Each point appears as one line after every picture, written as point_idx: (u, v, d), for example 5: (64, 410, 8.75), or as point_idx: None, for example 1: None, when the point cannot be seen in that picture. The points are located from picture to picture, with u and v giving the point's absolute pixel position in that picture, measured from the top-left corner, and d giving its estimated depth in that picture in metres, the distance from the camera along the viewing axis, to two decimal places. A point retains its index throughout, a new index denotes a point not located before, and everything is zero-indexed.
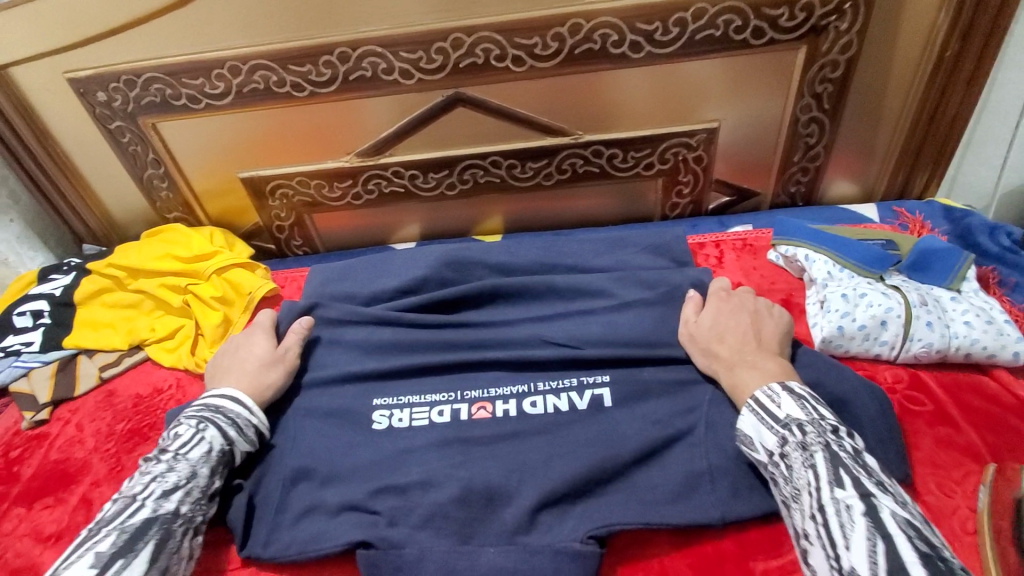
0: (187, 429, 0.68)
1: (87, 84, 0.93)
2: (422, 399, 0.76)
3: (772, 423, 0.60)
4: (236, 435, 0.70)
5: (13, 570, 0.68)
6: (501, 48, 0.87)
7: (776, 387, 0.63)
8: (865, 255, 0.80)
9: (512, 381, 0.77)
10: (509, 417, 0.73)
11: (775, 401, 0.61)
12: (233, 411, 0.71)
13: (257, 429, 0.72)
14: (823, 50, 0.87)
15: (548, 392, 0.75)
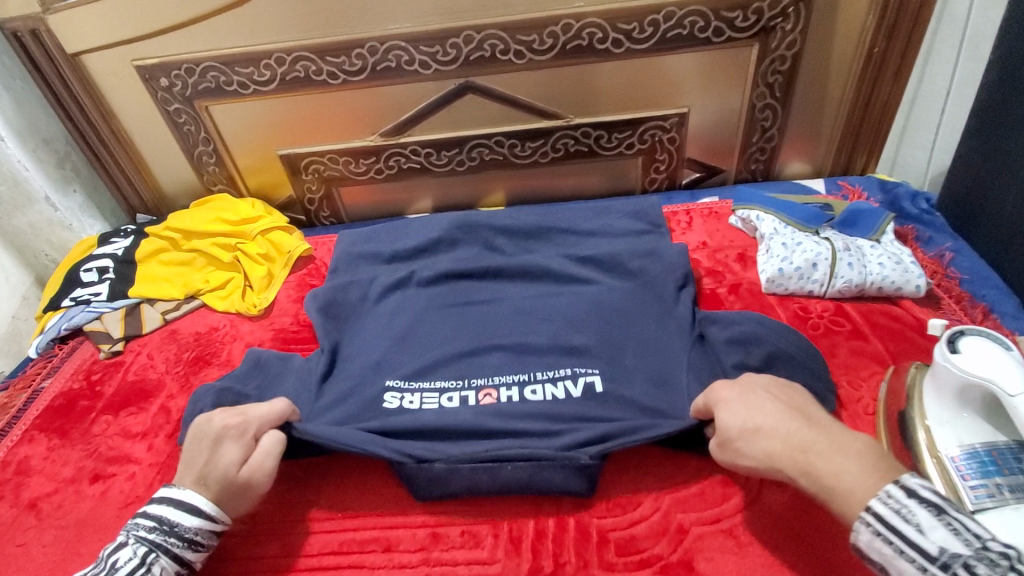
0: (130, 560, 0.63)
1: (152, 71, 1.09)
2: (433, 385, 0.82)
3: (920, 556, 0.50)
4: (191, 555, 0.66)
5: (108, 458, 0.83)
6: (505, 43, 1.04)
7: (901, 494, 0.52)
8: (804, 215, 0.98)
9: (514, 364, 0.83)
10: (513, 402, 0.77)
11: (918, 529, 0.51)
12: (185, 532, 0.66)
13: (211, 535, 0.68)
14: (773, 47, 1.05)
15: (546, 381, 0.79)
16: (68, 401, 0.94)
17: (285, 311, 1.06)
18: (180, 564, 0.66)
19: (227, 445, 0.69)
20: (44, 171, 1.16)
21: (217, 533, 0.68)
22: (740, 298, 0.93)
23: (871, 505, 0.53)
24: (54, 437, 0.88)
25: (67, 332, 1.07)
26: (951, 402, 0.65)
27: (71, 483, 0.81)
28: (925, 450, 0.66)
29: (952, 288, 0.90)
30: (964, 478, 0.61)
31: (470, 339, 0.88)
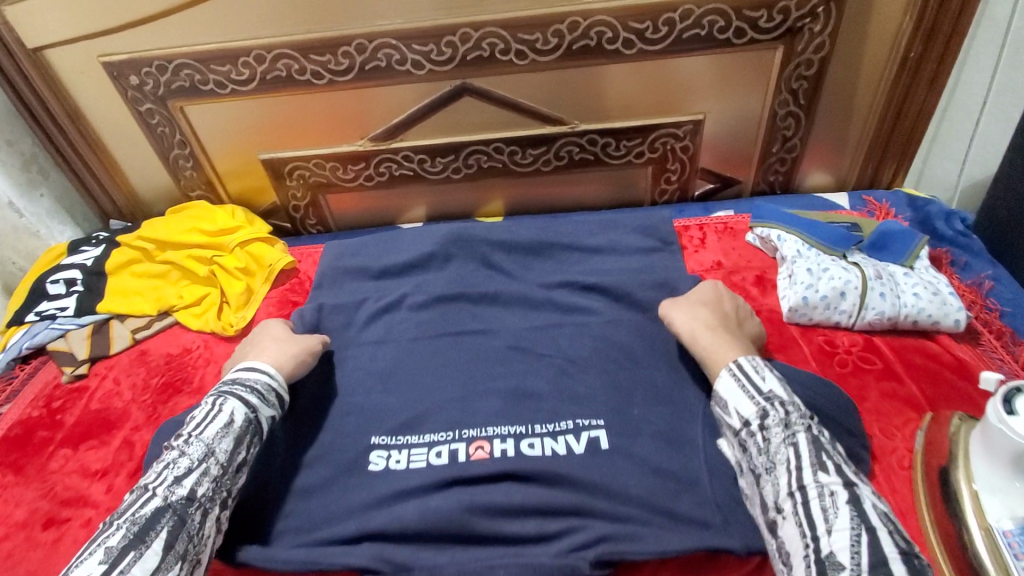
0: (203, 410, 0.69)
1: (121, 68, 1.00)
2: (421, 439, 0.75)
3: (756, 400, 0.63)
4: (255, 401, 0.72)
5: (64, 500, 0.76)
6: (505, 42, 0.95)
7: (759, 360, 0.68)
8: (831, 236, 0.89)
9: (512, 406, 0.77)
10: (507, 457, 0.72)
11: (761, 376, 0.65)
12: (250, 382, 0.74)
13: (276, 393, 0.75)
14: (799, 50, 0.96)
15: (546, 434, 0.74)
16: (26, 430, 0.87)
17: None
18: (249, 410, 0.71)
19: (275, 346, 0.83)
20: (7, 175, 1.07)
21: (277, 390, 0.76)
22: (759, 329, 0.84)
23: (736, 362, 0.68)
24: (7, 473, 0.81)
25: (29, 351, 0.99)
26: (1005, 469, 0.58)
27: (22, 529, 0.74)
28: (973, 519, 0.59)
29: (991, 322, 0.83)
30: (1018, 559, 0.55)
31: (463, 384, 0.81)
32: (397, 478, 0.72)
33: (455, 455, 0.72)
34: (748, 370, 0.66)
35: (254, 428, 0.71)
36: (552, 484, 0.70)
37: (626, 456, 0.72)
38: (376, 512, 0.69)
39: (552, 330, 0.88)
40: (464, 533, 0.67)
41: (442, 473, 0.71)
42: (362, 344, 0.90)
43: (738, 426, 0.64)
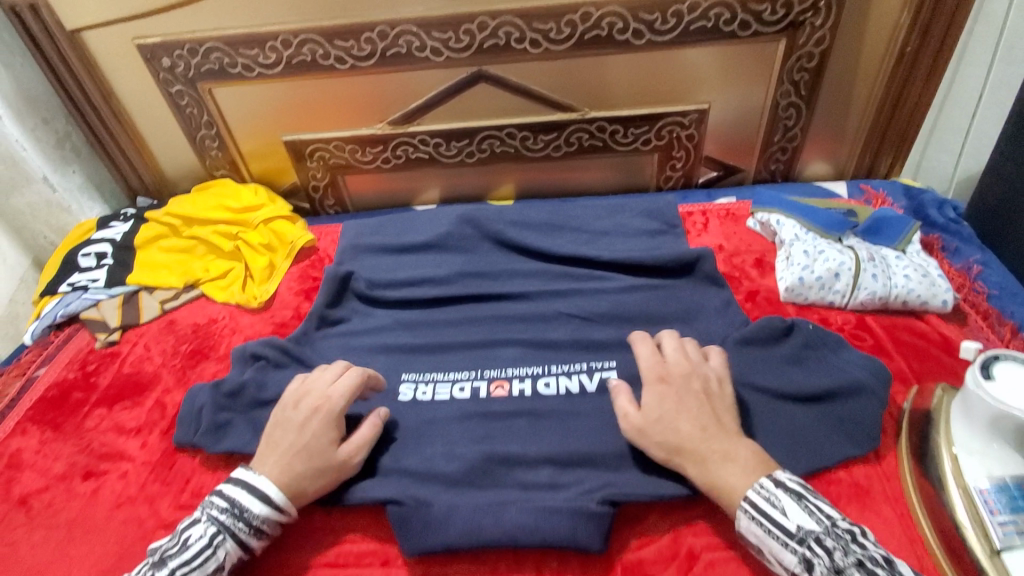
0: (199, 538, 0.63)
1: (153, 50, 1.05)
2: (446, 376, 0.84)
3: (784, 535, 0.58)
4: (254, 542, 0.66)
5: (101, 454, 0.81)
6: (520, 31, 0.99)
7: (770, 484, 0.61)
8: (828, 221, 0.94)
9: (527, 365, 0.84)
10: (525, 396, 0.80)
11: (782, 513, 0.59)
12: (252, 519, 0.65)
13: (277, 526, 0.68)
14: (801, 43, 1.00)
15: (560, 374, 0.82)
16: (62, 391, 0.92)
17: (287, 304, 1.02)
18: (243, 549, 0.66)
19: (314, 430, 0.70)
20: (42, 152, 1.13)
21: (280, 525, 0.68)
22: (757, 306, 0.91)
23: (746, 496, 0.61)
24: (47, 430, 0.86)
25: (63, 319, 1.04)
26: (981, 431, 0.63)
27: (62, 480, 0.79)
28: (951, 480, 0.64)
29: (978, 303, 0.87)
30: (992, 514, 0.60)
31: (476, 354, 0.87)
32: (416, 436, 0.77)
33: (470, 417, 0.78)
34: (754, 497, 0.60)
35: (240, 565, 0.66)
36: (560, 442, 0.75)
37: None
38: (395, 464, 0.74)
39: (560, 306, 0.93)
40: (479, 484, 0.72)
41: (458, 432, 0.77)
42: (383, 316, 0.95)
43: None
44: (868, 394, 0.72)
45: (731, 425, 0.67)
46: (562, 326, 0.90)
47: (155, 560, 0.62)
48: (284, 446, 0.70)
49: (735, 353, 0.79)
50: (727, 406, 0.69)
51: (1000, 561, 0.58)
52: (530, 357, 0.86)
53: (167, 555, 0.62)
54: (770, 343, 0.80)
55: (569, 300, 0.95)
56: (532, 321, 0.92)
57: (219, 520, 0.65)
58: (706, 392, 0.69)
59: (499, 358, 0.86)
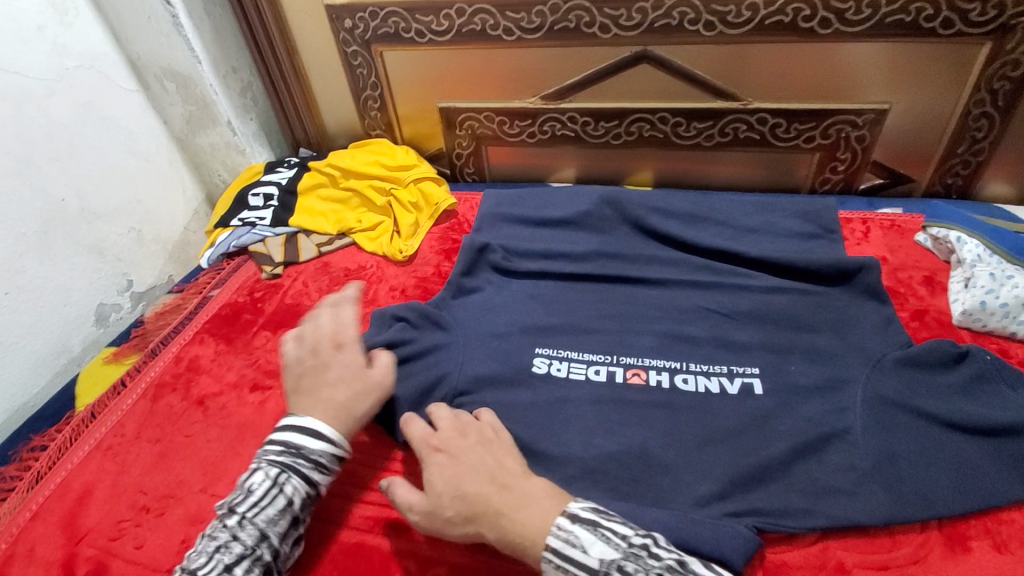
0: (263, 480, 0.68)
1: (339, 11, 1.13)
2: (581, 358, 0.84)
3: (588, 572, 0.58)
4: (317, 476, 0.71)
5: (266, 371, 0.93)
6: (696, 12, 0.96)
7: (566, 523, 0.61)
8: (1017, 245, 0.84)
9: (664, 356, 0.83)
10: (662, 387, 0.79)
11: (580, 552, 0.59)
12: (315, 454, 0.71)
13: (337, 461, 0.73)
14: (1008, 48, 0.90)
15: (700, 373, 0.80)
16: (233, 312, 1.04)
17: (428, 261, 1.08)
18: (308, 487, 0.71)
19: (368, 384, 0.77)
20: (230, 98, 1.24)
21: (340, 458, 0.73)
22: (925, 326, 0.84)
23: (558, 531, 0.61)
24: (221, 342, 0.99)
25: (234, 250, 1.17)
26: None
27: (234, 388, 0.91)
28: None
29: None
30: None
31: (613, 339, 0.87)
32: (552, 414, 0.78)
33: (605, 400, 0.78)
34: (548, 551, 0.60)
35: (310, 502, 0.71)
36: (697, 433, 0.74)
37: (777, 423, 0.73)
38: (531, 428, 0.77)
39: (699, 298, 0.92)
40: (612, 459, 0.73)
41: (592, 410, 0.78)
42: (521, 288, 0.98)
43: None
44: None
45: (504, 470, 0.67)
46: (701, 321, 0.88)
47: (224, 510, 0.67)
48: (322, 389, 0.75)
49: (894, 372, 0.75)
50: (482, 439, 0.70)
51: None
52: (668, 345, 0.85)
53: (235, 502, 0.67)
54: (936, 368, 0.75)
55: (710, 294, 0.92)
56: (669, 309, 0.91)
57: (283, 460, 0.70)
58: (477, 439, 0.70)
59: (634, 343, 0.86)
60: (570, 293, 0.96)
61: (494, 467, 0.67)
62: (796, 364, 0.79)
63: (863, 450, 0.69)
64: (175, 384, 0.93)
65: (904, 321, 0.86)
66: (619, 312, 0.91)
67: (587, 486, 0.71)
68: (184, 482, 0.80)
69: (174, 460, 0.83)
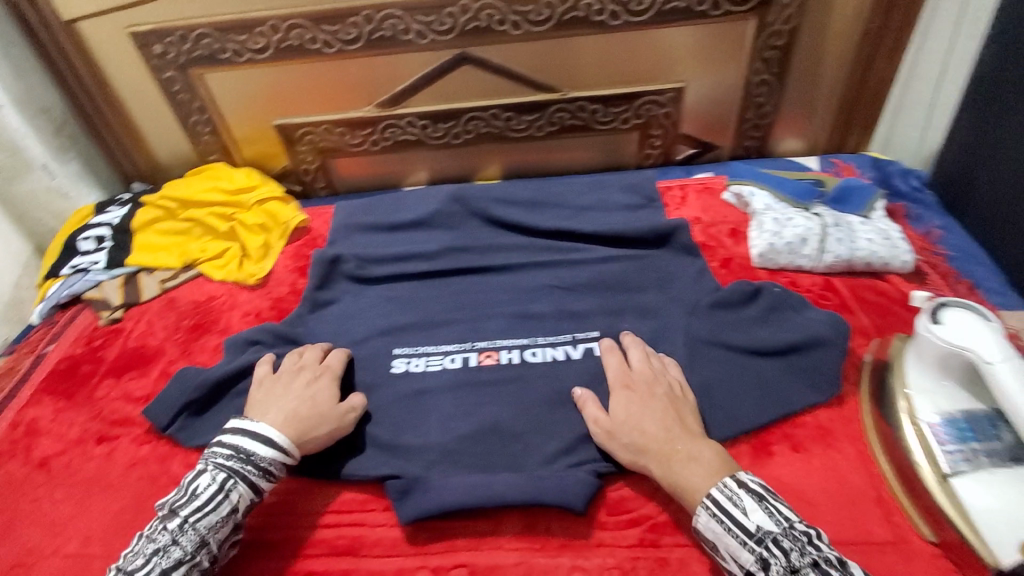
0: (211, 485, 0.66)
1: (146, 38, 1.08)
2: (437, 349, 0.88)
3: (745, 535, 0.59)
4: (265, 484, 0.69)
5: (112, 421, 0.87)
6: (501, 13, 1.03)
7: (733, 484, 0.62)
8: (796, 191, 1.01)
9: (514, 335, 0.88)
10: (513, 364, 0.84)
11: (742, 511, 0.60)
12: (264, 462, 0.69)
13: (284, 467, 0.71)
14: (770, 22, 1.05)
15: (546, 345, 0.86)
16: (73, 364, 0.97)
17: (282, 281, 1.06)
18: (255, 494, 0.69)
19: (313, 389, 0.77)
20: (42, 140, 1.15)
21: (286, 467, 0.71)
22: (731, 272, 0.96)
23: (709, 493, 0.63)
24: (59, 399, 0.91)
25: (67, 300, 1.07)
26: (933, 370, 0.68)
27: (79, 444, 0.85)
28: (904, 415, 0.69)
29: (938, 264, 0.93)
30: (942, 444, 0.65)
31: (466, 327, 0.91)
32: (411, 408, 0.81)
33: (461, 385, 0.82)
34: (704, 517, 0.61)
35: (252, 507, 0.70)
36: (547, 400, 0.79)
37: None
38: (393, 424, 0.79)
39: (544, 276, 0.98)
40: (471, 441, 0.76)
41: (450, 397, 0.81)
42: (377, 293, 0.99)
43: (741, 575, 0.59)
44: (828, 345, 0.79)
45: (670, 416, 0.70)
46: (546, 297, 0.94)
47: (166, 512, 0.65)
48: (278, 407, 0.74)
49: (707, 315, 0.85)
50: (675, 390, 0.74)
51: (950, 485, 0.63)
52: (517, 324, 0.90)
53: (176, 504, 0.65)
54: (739, 306, 0.86)
55: (553, 271, 0.99)
56: (518, 291, 0.96)
57: (228, 467, 0.68)
58: (648, 387, 0.74)
59: (486, 328, 0.90)
60: (426, 291, 0.99)
61: (661, 422, 0.69)
62: (629, 322, 0.88)
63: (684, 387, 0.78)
64: (11, 451, 0.85)
65: (715, 270, 0.97)
66: (473, 301, 0.96)
67: (449, 469, 0.74)
68: (30, 552, 0.74)
69: (14, 532, 0.76)
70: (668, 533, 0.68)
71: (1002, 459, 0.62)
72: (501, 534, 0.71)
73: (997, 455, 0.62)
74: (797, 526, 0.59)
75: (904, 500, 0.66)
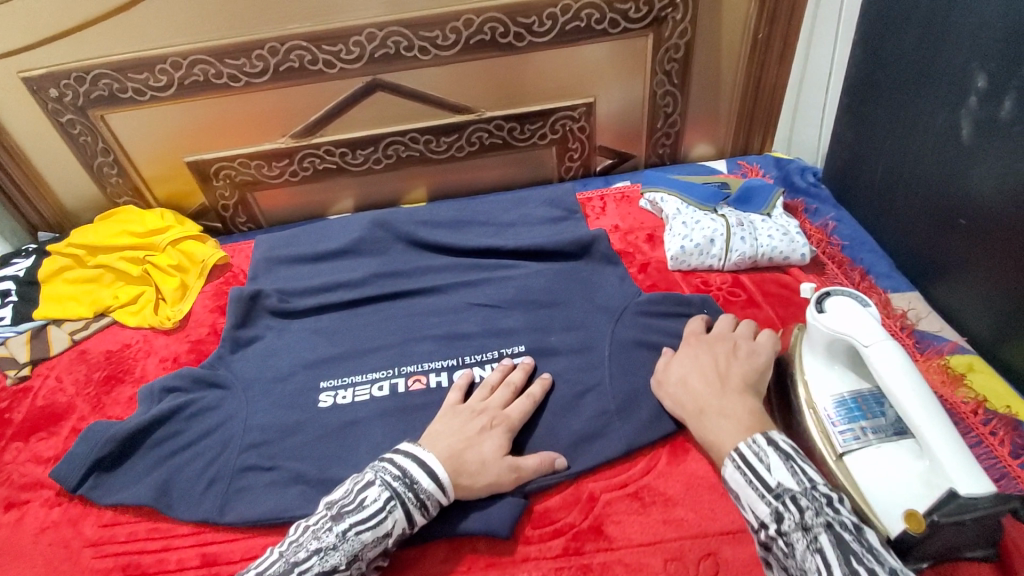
0: (376, 502, 0.64)
1: (39, 82, 1.04)
2: (365, 378, 0.87)
3: (764, 489, 0.59)
4: (419, 516, 0.66)
5: (20, 486, 0.82)
6: (408, 40, 1.05)
7: (762, 440, 0.62)
8: (703, 195, 1.06)
9: (441, 356, 0.89)
10: (441, 386, 0.84)
11: (766, 467, 0.60)
12: (423, 489, 0.66)
13: (435, 502, 0.67)
14: (666, 36, 1.11)
15: (473, 364, 0.87)
16: None
17: (202, 321, 1.03)
18: (409, 522, 0.66)
19: (486, 437, 0.72)
20: None
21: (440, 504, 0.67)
22: (648, 276, 1.00)
23: (738, 447, 0.63)
24: None
25: None
26: (822, 356, 0.74)
27: None
28: (803, 402, 0.73)
29: (835, 254, 1.00)
30: (834, 425, 0.69)
31: (394, 352, 0.90)
32: (338, 441, 0.79)
33: (388, 413, 0.81)
34: (730, 473, 0.62)
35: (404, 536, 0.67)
36: None
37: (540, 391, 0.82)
38: (320, 459, 0.78)
39: (469, 294, 0.99)
40: None
41: (378, 425, 0.80)
42: (303, 326, 0.97)
43: (755, 526, 0.59)
44: None
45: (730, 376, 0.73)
46: (472, 316, 0.95)
47: (334, 513, 0.64)
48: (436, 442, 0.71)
49: (630, 322, 0.89)
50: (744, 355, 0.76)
51: (844, 463, 0.67)
52: (444, 345, 0.90)
53: (346, 509, 0.64)
54: (658, 312, 0.89)
55: (479, 289, 1.00)
56: (446, 312, 0.97)
57: (394, 488, 0.66)
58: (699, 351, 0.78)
59: (414, 352, 0.90)
60: (353, 319, 0.98)
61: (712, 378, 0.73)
62: (554, 334, 0.89)
63: (608, 394, 0.80)
64: None
65: (634, 275, 1.01)
66: (401, 326, 0.95)
67: None
68: None
69: None
70: (590, 540, 0.70)
71: (886, 434, 0.67)
72: (434, 559, 0.70)
73: (881, 430, 0.67)
74: (823, 489, 0.59)
75: None
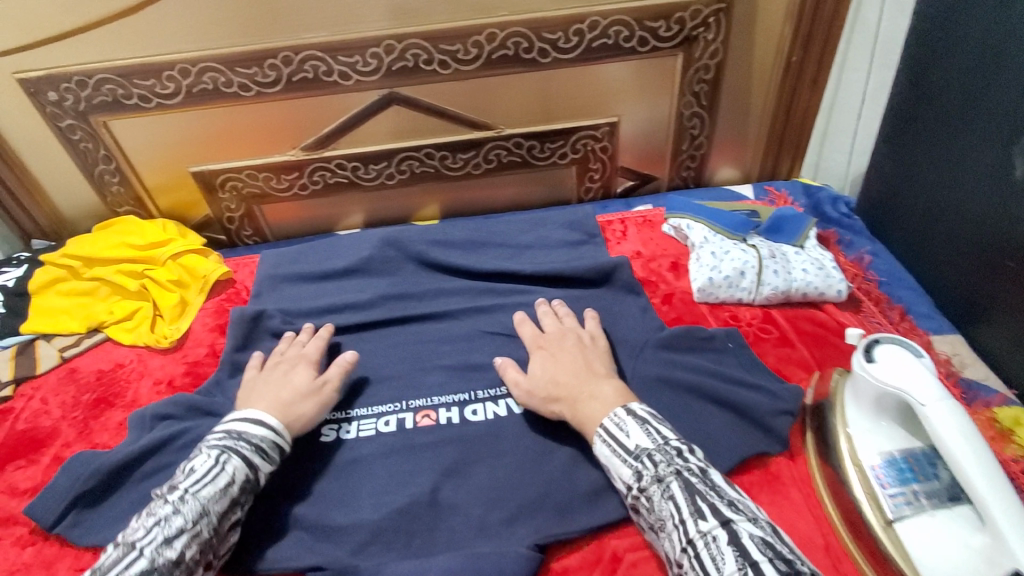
0: (204, 461, 0.65)
1: (39, 84, 0.99)
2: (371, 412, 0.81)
3: (625, 454, 0.63)
4: (258, 462, 0.67)
5: None
6: (428, 53, 1.00)
7: (622, 412, 0.67)
8: (732, 223, 1.01)
9: (453, 390, 0.83)
10: (452, 424, 0.78)
11: (625, 433, 0.64)
12: (254, 437, 0.68)
13: (275, 448, 0.70)
14: (696, 56, 1.06)
15: (487, 400, 0.81)
16: None
17: (200, 341, 0.98)
18: (250, 469, 0.66)
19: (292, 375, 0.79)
20: None
21: (279, 447, 0.70)
22: (673, 308, 0.94)
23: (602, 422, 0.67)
24: None
25: None
26: (869, 410, 0.69)
27: None
28: (847, 459, 0.68)
29: (871, 290, 0.96)
30: (884, 487, 0.64)
31: (402, 384, 0.85)
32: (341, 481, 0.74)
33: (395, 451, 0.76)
34: (600, 445, 0.66)
35: (252, 487, 0.66)
36: (489, 462, 0.75)
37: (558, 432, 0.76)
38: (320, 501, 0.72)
39: (482, 323, 0.94)
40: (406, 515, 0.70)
41: (383, 465, 0.75)
42: None
43: (624, 491, 0.63)
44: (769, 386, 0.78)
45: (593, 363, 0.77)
46: (485, 346, 0.90)
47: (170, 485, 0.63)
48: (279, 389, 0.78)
49: (653, 357, 0.83)
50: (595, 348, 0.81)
51: (893, 531, 0.62)
52: (456, 377, 0.85)
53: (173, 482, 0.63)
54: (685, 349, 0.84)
55: (493, 317, 0.94)
56: (458, 340, 0.91)
57: (222, 445, 0.67)
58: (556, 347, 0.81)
59: (424, 384, 0.85)
60: (359, 345, 0.93)
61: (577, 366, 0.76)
62: None
63: None
64: None
65: (657, 306, 0.95)
66: (409, 354, 0.90)
67: (381, 550, 0.67)
68: None
69: None
70: None
71: (941, 500, 0.62)
72: None
73: (936, 496, 0.63)
74: (676, 442, 0.63)
75: (852, 548, 0.64)
